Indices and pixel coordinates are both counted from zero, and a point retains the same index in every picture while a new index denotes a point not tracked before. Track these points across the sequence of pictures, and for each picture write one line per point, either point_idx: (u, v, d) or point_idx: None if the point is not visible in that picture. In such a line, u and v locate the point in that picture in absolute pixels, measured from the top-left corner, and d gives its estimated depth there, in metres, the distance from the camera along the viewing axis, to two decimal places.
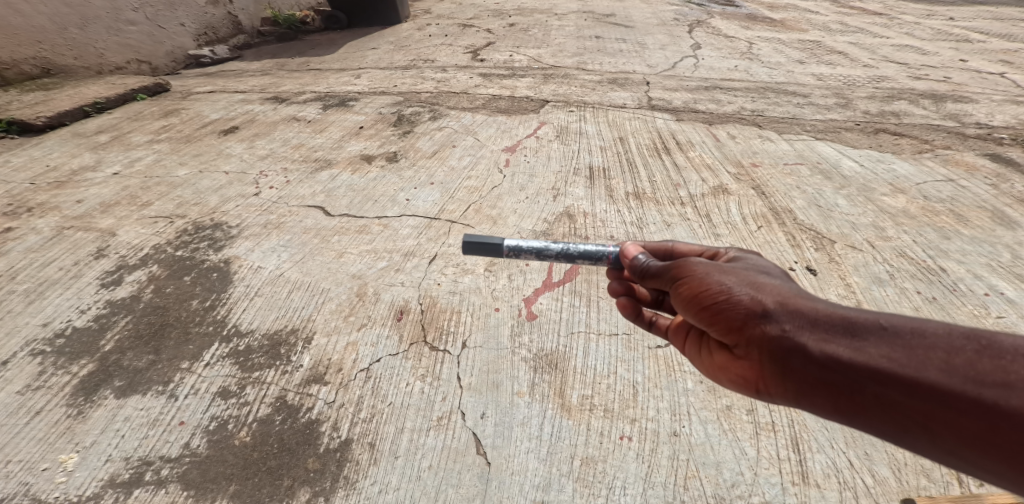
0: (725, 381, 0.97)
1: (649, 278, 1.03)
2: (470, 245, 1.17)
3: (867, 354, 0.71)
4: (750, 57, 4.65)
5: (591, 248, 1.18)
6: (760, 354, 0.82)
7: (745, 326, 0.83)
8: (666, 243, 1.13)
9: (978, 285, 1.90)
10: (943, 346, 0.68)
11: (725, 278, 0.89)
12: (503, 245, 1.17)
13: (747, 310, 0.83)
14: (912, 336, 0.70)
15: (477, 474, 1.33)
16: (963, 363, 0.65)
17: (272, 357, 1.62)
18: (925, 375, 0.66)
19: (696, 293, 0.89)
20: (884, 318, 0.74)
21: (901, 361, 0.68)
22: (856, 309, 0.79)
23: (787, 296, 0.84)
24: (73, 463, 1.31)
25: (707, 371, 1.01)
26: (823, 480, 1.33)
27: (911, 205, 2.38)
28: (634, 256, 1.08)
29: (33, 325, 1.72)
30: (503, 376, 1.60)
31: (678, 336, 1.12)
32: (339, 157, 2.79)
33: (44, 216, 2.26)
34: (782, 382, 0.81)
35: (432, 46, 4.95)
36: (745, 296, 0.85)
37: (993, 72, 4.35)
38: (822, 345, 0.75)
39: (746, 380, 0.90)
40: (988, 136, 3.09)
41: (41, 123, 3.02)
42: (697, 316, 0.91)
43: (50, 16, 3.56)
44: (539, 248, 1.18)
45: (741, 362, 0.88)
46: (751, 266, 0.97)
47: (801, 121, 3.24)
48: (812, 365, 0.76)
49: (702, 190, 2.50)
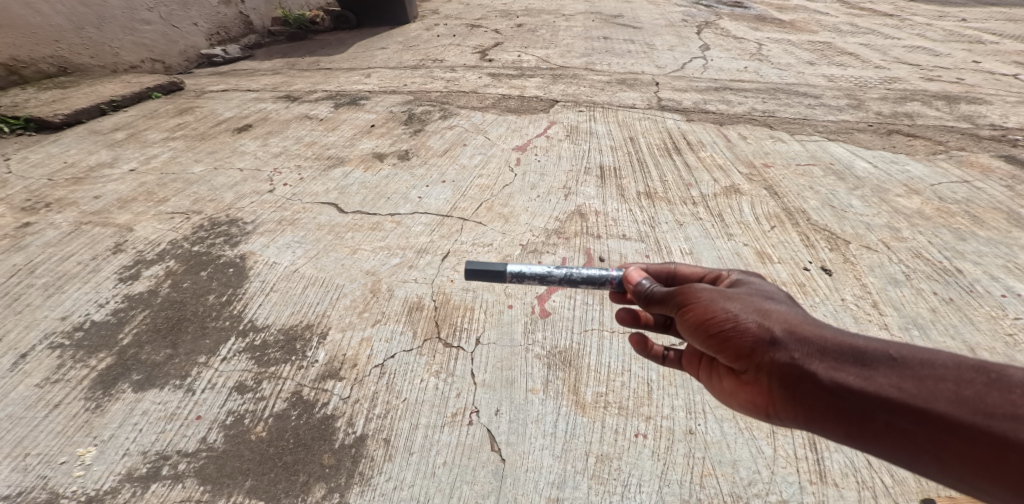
0: (734, 406, 0.93)
1: (655, 304, 0.96)
2: (472, 272, 1.12)
3: (876, 382, 0.68)
4: (760, 58, 4.64)
5: (595, 272, 1.11)
6: (770, 381, 0.79)
7: (753, 353, 0.80)
8: (668, 266, 1.08)
9: (994, 286, 1.89)
10: (952, 377, 0.65)
11: (732, 303, 0.85)
12: (506, 270, 1.12)
13: (754, 337, 0.79)
14: (920, 366, 0.68)
15: (492, 470, 1.33)
16: (973, 395, 0.62)
17: (288, 352, 1.64)
18: (935, 406, 0.63)
19: (702, 320, 0.85)
20: (892, 348, 0.71)
21: (909, 391, 0.65)
22: (864, 336, 0.75)
23: (796, 322, 0.81)
24: (91, 457, 1.33)
25: (718, 396, 0.96)
26: (841, 479, 1.33)
27: (926, 206, 2.37)
28: (638, 281, 1.01)
29: (52, 318, 1.74)
30: (517, 372, 1.61)
31: (691, 360, 1.05)
32: (350, 155, 2.82)
33: (62, 211, 2.29)
34: (791, 409, 0.78)
35: (441, 46, 4.97)
36: (751, 322, 0.81)
37: (1006, 73, 4.32)
38: (831, 372, 0.72)
39: (755, 405, 0.86)
40: (1002, 137, 3.07)
41: (59, 120, 3.06)
42: (704, 343, 0.86)
43: (67, 15, 3.60)
44: (541, 273, 1.11)
45: (749, 387, 0.85)
46: (756, 291, 0.92)
47: (812, 122, 3.23)
48: (820, 393, 0.73)
49: (714, 190, 2.50)
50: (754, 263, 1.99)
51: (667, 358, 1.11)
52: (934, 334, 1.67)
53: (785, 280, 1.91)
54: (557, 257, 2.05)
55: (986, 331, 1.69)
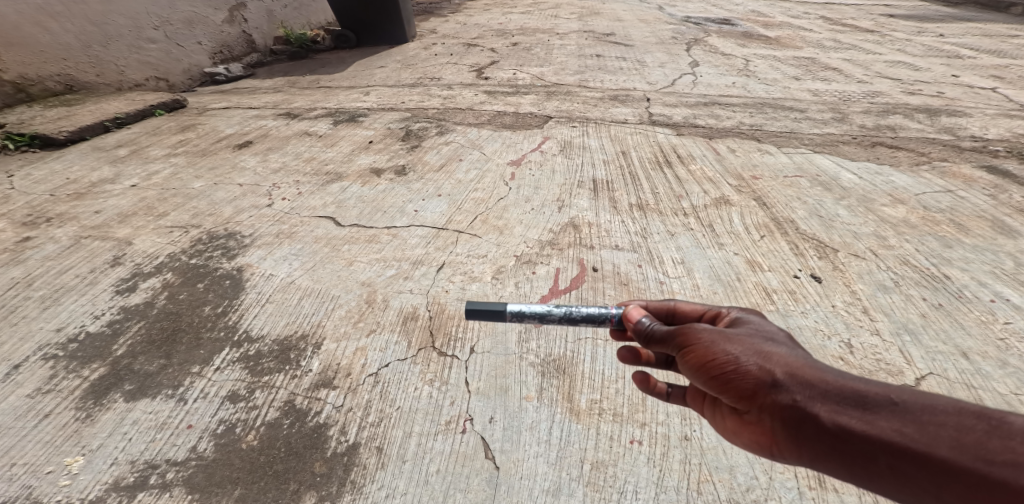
0: (739, 443, 0.92)
1: (655, 344, 0.96)
2: (471, 310, 1.07)
3: (878, 426, 0.69)
4: (748, 74, 4.77)
5: (594, 311, 1.09)
6: (773, 422, 0.79)
7: (756, 395, 0.80)
8: (667, 302, 1.08)
9: (983, 292, 1.92)
10: (954, 423, 0.66)
11: (732, 345, 0.86)
12: (506, 310, 1.07)
13: (756, 380, 0.80)
14: (922, 411, 0.68)
15: (486, 478, 1.34)
16: (973, 441, 0.62)
17: (283, 361, 1.65)
18: (935, 451, 0.64)
19: (704, 362, 0.86)
20: (894, 392, 0.72)
21: (911, 435, 0.66)
22: (866, 380, 0.76)
23: (797, 365, 0.81)
24: (78, 466, 1.33)
25: (720, 432, 0.94)
26: (840, 484, 1.35)
27: (912, 214, 2.42)
28: (637, 319, 1.00)
29: (46, 330, 1.76)
30: (511, 380, 1.63)
31: (695, 395, 1.02)
32: (349, 170, 2.87)
33: (63, 225, 2.32)
34: (795, 449, 0.78)
35: (438, 64, 5.09)
36: (753, 365, 0.82)
37: (985, 87, 4.45)
38: (833, 415, 0.72)
39: (760, 444, 0.85)
40: (984, 148, 3.15)
41: (63, 137, 3.12)
42: (707, 384, 0.86)
43: (75, 34, 3.69)
44: (542, 312, 1.08)
45: (753, 427, 0.84)
46: (757, 331, 0.92)
47: (799, 135, 3.31)
48: (823, 435, 0.73)
49: (704, 201, 2.55)
50: (744, 271, 2.03)
51: (671, 395, 1.08)
52: (925, 339, 1.70)
53: (775, 287, 1.94)
54: (551, 268, 2.08)
55: (978, 335, 1.72)
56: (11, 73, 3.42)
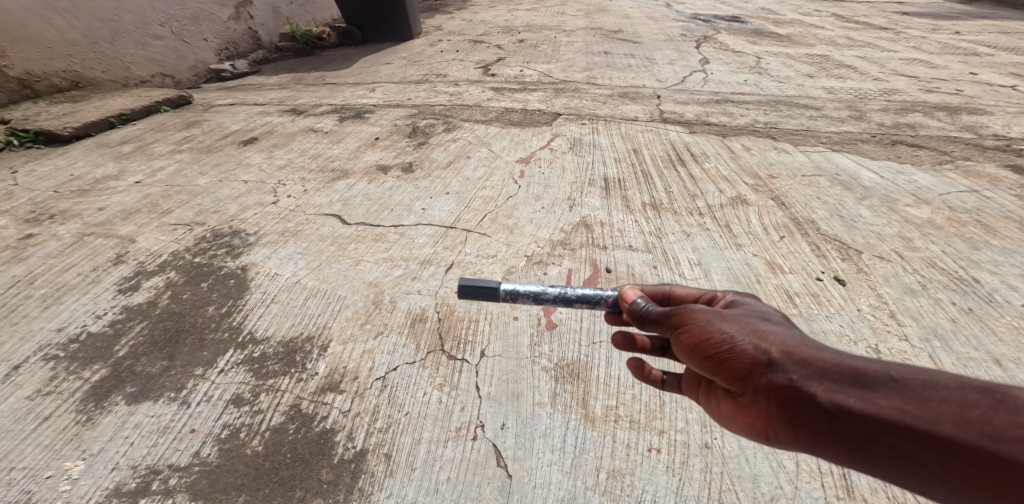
0: (734, 429, 0.87)
1: (650, 325, 0.91)
2: (466, 289, 1.00)
3: (878, 405, 0.64)
4: (760, 71, 4.67)
5: (589, 291, 1.03)
6: (768, 404, 0.74)
7: (750, 376, 0.75)
8: (662, 286, 1.03)
9: (1014, 296, 1.85)
10: (956, 398, 0.61)
11: (728, 324, 0.81)
12: (499, 288, 1.01)
13: (751, 360, 0.75)
14: (923, 388, 0.64)
15: (498, 487, 1.28)
16: (978, 417, 0.58)
17: (288, 364, 1.60)
18: (939, 428, 0.59)
19: (697, 343, 0.80)
20: (894, 369, 0.68)
21: (912, 413, 0.62)
22: (864, 358, 0.71)
23: (793, 343, 0.76)
24: (78, 471, 1.28)
25: (716, 419, 0.89)
26: (870, 495, 1.28)
27: (936, 216, 2.34)
28: (633, 300, 0.95)
29: (47, 330, 1.72)
30: (523, 385, 1.57)
31: (690, 383, 0.98)
32: (355, 168, 2.82)
33: (65, 223, 2.28)
34: (791, 433, 0.73)
35: (444, 61, 5.02)
36: (748, 344, 0.77)
37: (1005, 84, 4.34)
38: (831, 395, 0.68)
39: (756, 428, 0.80)
40: (1007, 147, 3.06)
41: (68, 133, 3.09)
42: (701, 366, 0.81)
43: (82, 30, 3.66)
44: (536, 291, 1.02)
45: (748, 411, 0.79)
46: (752, 313, 0.87)
47: (816, 133, 3.23)
48: (820, 415, 0.69)
49: (720, 201, 2.48)
50: (764, 273, 1.96)
51: (666, 383, 1.02)
52: (956, 346, 1.63)
53: (797, 290, 1.87)
54: (563, 270, 2.02)
55: (1011, 341, 1.64)
56: (16, 69, 3.39)
